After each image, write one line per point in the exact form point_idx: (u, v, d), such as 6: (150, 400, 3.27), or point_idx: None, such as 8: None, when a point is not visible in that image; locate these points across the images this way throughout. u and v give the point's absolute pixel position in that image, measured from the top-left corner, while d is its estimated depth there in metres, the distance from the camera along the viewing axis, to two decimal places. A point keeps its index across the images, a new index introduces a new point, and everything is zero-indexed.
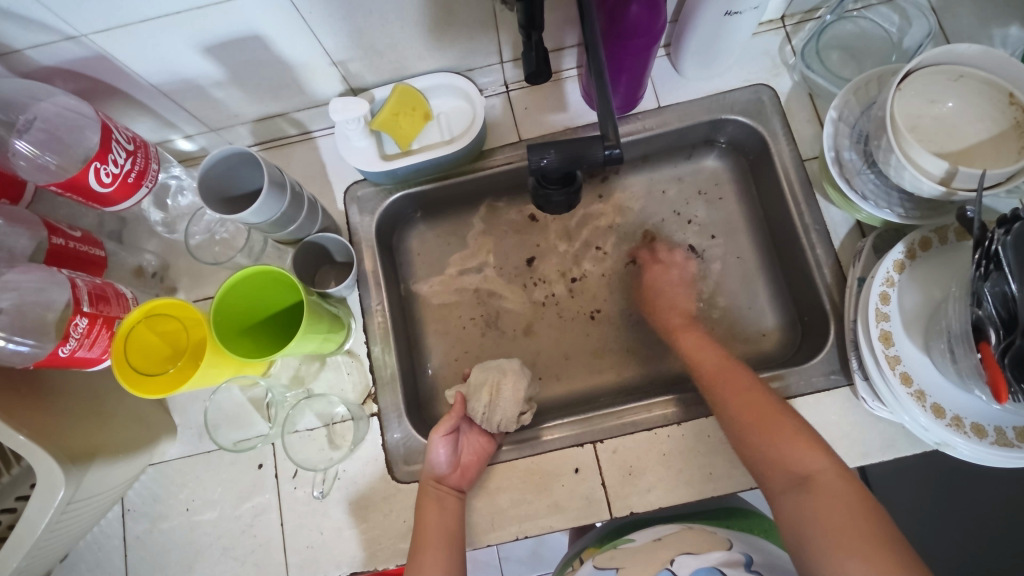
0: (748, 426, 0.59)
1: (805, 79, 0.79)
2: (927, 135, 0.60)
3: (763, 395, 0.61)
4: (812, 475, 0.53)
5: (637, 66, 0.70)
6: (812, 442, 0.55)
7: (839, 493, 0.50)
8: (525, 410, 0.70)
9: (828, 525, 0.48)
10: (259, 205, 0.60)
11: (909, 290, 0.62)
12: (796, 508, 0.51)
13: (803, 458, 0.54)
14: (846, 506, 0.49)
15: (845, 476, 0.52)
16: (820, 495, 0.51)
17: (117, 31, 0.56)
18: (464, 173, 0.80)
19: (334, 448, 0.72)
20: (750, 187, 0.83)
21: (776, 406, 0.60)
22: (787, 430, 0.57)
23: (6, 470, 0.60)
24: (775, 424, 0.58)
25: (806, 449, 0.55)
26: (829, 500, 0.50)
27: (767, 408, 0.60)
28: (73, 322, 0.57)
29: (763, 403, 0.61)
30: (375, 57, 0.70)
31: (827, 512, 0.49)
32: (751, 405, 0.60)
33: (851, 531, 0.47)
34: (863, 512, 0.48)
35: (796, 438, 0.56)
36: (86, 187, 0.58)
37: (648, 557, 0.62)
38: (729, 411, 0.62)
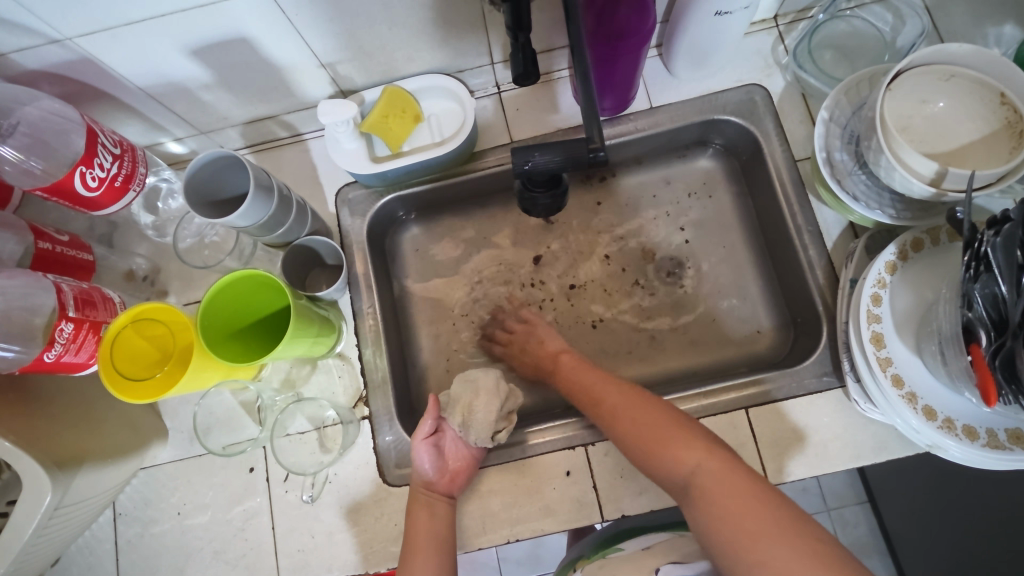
0: (630, 442, 0.58)
1: (797, 79, 0.78)
2: (917, 135, 0.60)
3: (637, 408, 0.60)
4: (694, 479, 0.51)
5: (627, 68, 0.69)
6: (692, 440, 0.54)
7: (724, 491, 0.49)
8: (501, 428, 0.69)
9: (724, 532, 0.47)
10: (245, 209, 0.60)
11: (901, 291, 0.62)
12: (695, 517, 0.50)
13: (685, 463, 0.53)
14: (738, 506, 0.47)
15: (727, 469, 0.51)
16: (707, 499, 0.49)
17: (102, 34, 0.56)
18: (455, 174, 0.79)
19: (324, 451, 0.71)
20: (743, 188, 0.83)
21: (657, 414, 0.58)
22: (667, 433, 0.56)
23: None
24: (656, 430, 0.57)
25: (685, 450, 0.53)
26: (716, 503, 0.48)
27: (647, 415, 0.59)
28: (59, 327, 0.57)
29: (642, 410, 0.60)
30: (364, 59, 0.70)
31: (720, 517, 0.48)
32: (629, 419, 0.59)
33: (750, 534, 0.45)
34: (760, 508, 0.47)
35: (674, 440, 0.55)
36: (72, 191, 0.58)
37: (636, 565, 0.62)
38: (613, 431, 0.61)
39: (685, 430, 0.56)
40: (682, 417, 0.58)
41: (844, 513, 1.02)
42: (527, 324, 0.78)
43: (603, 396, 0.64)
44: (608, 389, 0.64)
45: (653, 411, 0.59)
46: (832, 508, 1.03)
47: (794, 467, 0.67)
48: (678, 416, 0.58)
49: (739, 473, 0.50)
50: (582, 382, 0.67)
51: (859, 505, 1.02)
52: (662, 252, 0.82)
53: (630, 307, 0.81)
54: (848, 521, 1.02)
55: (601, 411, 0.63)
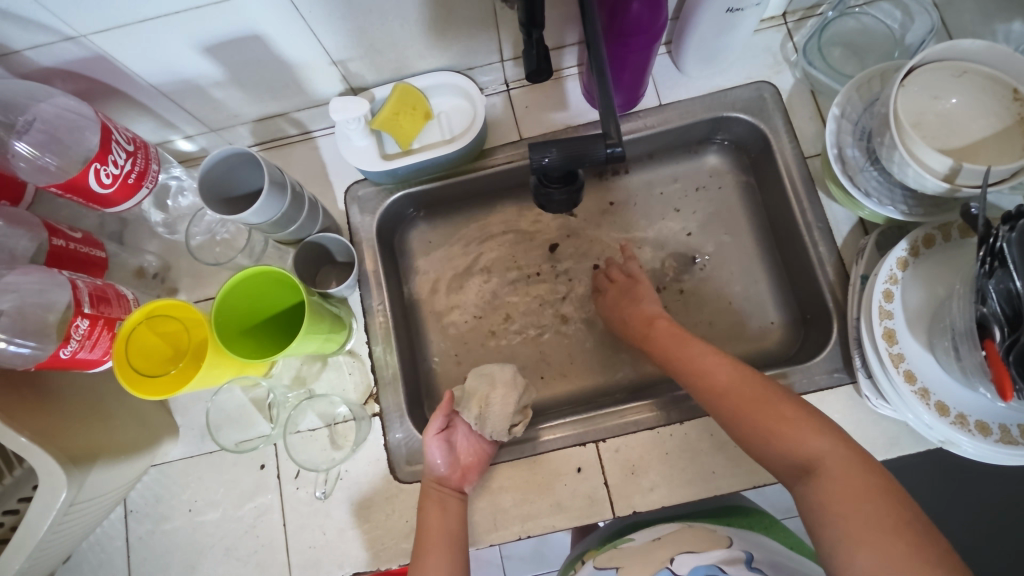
0: (739, 415, 0.58)
1: (806, 76, 0.78)
2: (930, 131, 0.60)
3: (752, 383, 0.59)
4: (817, 463, 0.52)
5: (638, 65, 0.69)
6: (814, 425, 0.54)
7: (850, 480, 0.49)
8: (518, 422, 0.69)
9: (844, 517, 0.48)
10: (260, 206, 0.60)
11: (912, 288, 0.62)
12: (808, 497, 0.51)
13: (802, 444, 0.53)
14: (863, 494, 0.48)
15: (853, 459, 0.51)
16: (830, 484, 0.50)
17: (116, 31, 0.56)
18: (465, 172, 0.79)
19: (336, 448, 0.72)
20: (751, 184, 0.83)
21: (773, 391, 0.58)
22: (786, 414, 0.55)
23: (8, 470, 0.60)
24: (773, 408, 0.56)
25: (807, 434, 0.54)
26: (840, 488, 0.49)
27: (761, 391, 0.58)
28: (75, 323, 0.57)
29: (755, 386, 0.59)
30: (376, 56, 0.70)
31: (841, 504, 0.48)
32: (741, 392, 0.59)
33: (872, 523, 0.46)
34: (884, 498, 0.48)
35: (794, 422, 0.55)
36: (86, 188, 0.58)
37: (649, 556, 0.62)
38: (717, 400, 0.60)
39: (806, 412, 0.56)
40: (797, 398, 0.58)
41: None
42: (631, 280, 0.75)
43: (708, 366, 0.63)
44: (713, 359, 0.63)
45: (769, 388, 0.58)
46: None
47: None
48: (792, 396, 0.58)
49: (865, 464, 0.50)
50: (679, 352, 0.66)
51: None
52: (671, 249, 0.83)
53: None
54: None
55: (703, 380, 0.62)
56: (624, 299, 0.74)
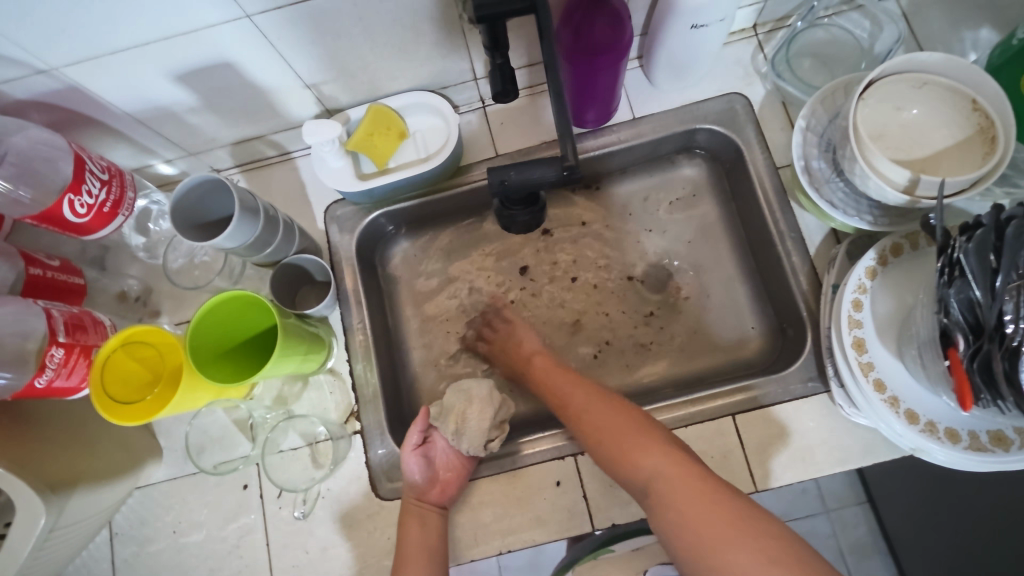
0: (595, 447, 0.61)
1: (777, 88, 0.79)
2: (892, 143, 0.61)
3: (608, 411, 0.63)
4: (654, 482, 0.55)
5: (606, 83, 0.70)
6: (651, 444, 0.58)
7: (682, 494, 0.52)
8: (494, 437, 0.70)
9: (687, 534, 0.50)
10: (231, 231, 0.61)
11: (882, 296, 0.63)
12: (657, 519, 0.54)
13: (648, 467, 0.56)
14: (695, 506, 0.51)
15: (684, 471, 0.54)
16: (668, 501, 0.53)
17: (88, 63, 0.57)
18: (442, 189, 0.80)
19: (317, 467, 0.72)
20: (726, 195, 0.84)
21: (623, 418, 0.61)
22: (630, 437, 0.59)
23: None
24: (618, 434, 0.60)
25: (644, 454, 0.57)
26: (675, 505, 0.52)
27: (611, 417, 0.62)
28: (49, 353, 0.57)
29: (606, 413, 0.63)
30: (348, 79, 0.71)
31: (679, 520, 0.51)
32: (592, 422, 0.63)
33: (710, 537, 0.49)
34: (714, 507, 0.51)
35: (638, 444, 0.58)
36: (61, 218, 0.60)
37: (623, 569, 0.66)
38: (582, 433, 0.63)
39: (646, 432, 0.59)
40: (645, 421, 0.61)
41: (843, 514, 1.02)
42: (510, 324, 0.79)
43: (567, 400, 0.67)
44: (571, 390, 0.67)
45: (615, 414, 0.62)
46: (832, 509, 1.03)
47: (782, 473, 0.67)
48: (644, 419, 0.62)
49: (694, 474, 0.54)
50: (549, 387, 0.69)
51: (858, 506, 1.02)
52: (647, 262, 0.83)
53: (617, 317, 0.82)
54: (848, 522, 1.02)
55: (567, 414, 0.66)
56: (514, 336, 0.77)
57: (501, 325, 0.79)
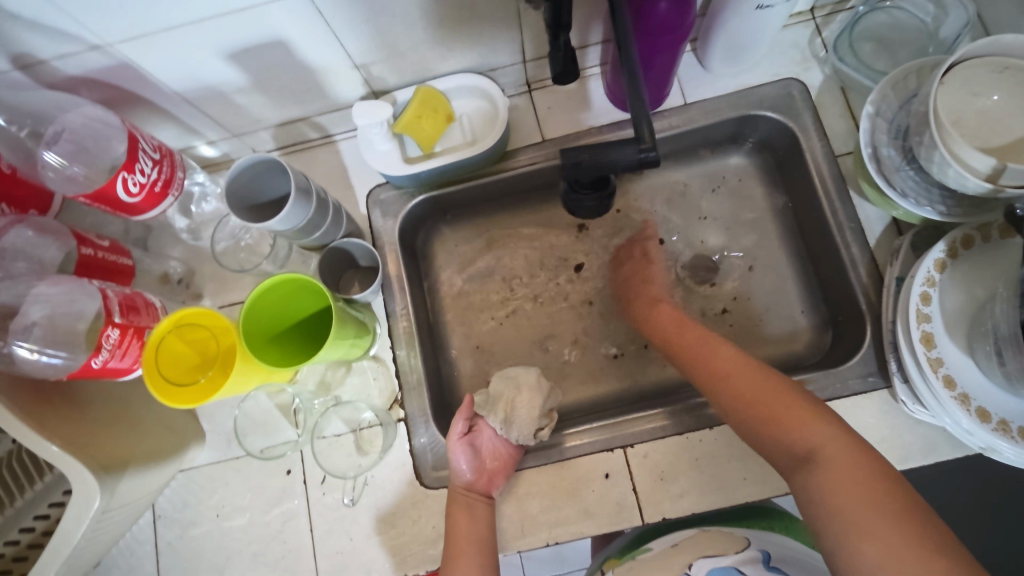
0: (741, 404, 0.58)
1: (836, 72, 0.76)
2: (970, 130, 0.58)
3: (760, 371, 0.60)
4: (814, 451, 0.52)
5: (665, 64, 0.68)
6: (815, 414, 0.54)
7: (850, 470, 0.49)
8: (543, 426, 0.69)
9: (846, 508, 0.48)
10: (286, 214, 0.60)
11: (951, 290, 0.61)
12: (805, 485, 0.51)
13: (804, 433, 0.53)
14: (860, 483, 0.48)
15: (852, 447, 0.51)
16: (829, 471, 0.50)
17: (141, 40, 0.56)
18: (486, 174, 0.79)
19: (362, 454, 0.71)
20: (778, 185, 0.81)
21: (778, 380, 0.58)
22: (785, 402, 0.56)
23: (8, 502, 0.60)
24: (774, 398, 0.57)
25: (803, 422, 0.54)
26: (835, 475, 0.50)
27: (759, 380, 0.59)
28: (105, 333, 0.57)
29: (756, 377, 0.59)
30: (397, 59, 0.69)
31: (841, 493, 0.49)
32: (740, 382, 0.59)
33: (871, 514, 0.46)
34: (883, 488, 0.48)
35: (795, 410, 0.55)
36: (113, 197, 0.58)
37: (666, 561, 0.63)
38: (721, 390, 0.60)
39: (805, 400, 0.56)
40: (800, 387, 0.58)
41: None
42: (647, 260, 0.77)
43: (708, 356, 0.63)
44: (714, 348, 0.64)
45: (770, 379, 0.59)
46: None
47: None
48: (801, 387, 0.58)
49: (863, 454, 0.50)
50: (684, 341, 0.67)
51: None
52: (694, 252, 0.81)
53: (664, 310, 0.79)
54: None
55: (704, 372, 0.63)
56: (642, 271, 0.76)
57: (632, 258, 0.78)
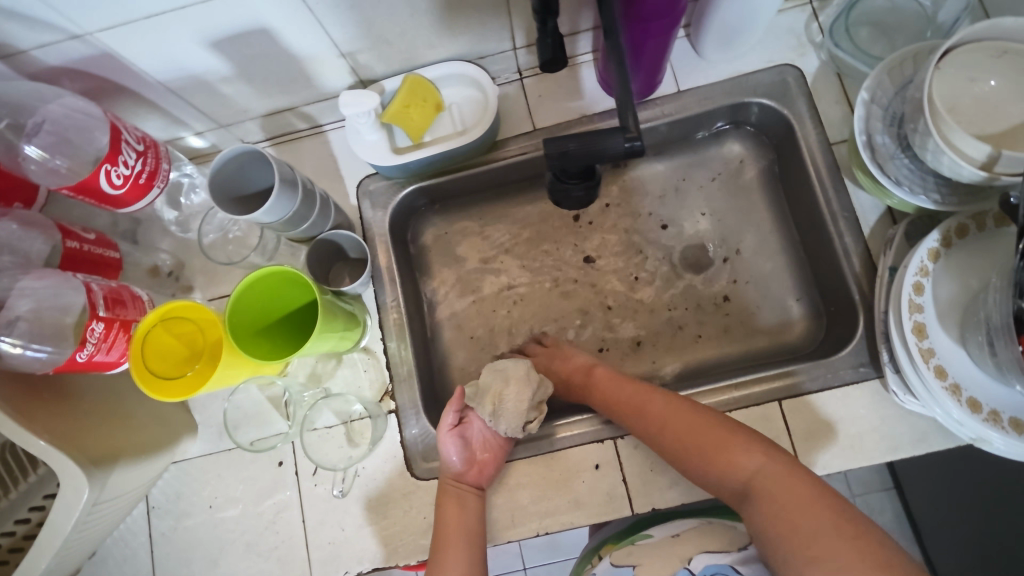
0: (678, 449, 0.60)
1: (832, 58, 0.75)
2: (967, 116, 0.57)
3: (692, 412, 0.61)
4: (754, 483, 0.55)
5: (657, 51, 0.67)
6: (747, 445, 0.57)
7: (788, 496, 0.52)
8: (532, 419, 0.69)
9: (792, 533, 0.51)
10: (270, 205, 0.59)
11: (944, 280, 0.60)
12: (754, 516, 0.54)
13: (741, 467, 0.56)
14: (801, 507, 0.51)
15: (786, 474, 0.54)
16: (771, 501, 0.53)
17: (121, 28, 0.55)
18: (476, 164, 0.78)
19: (353, 446, 0.71)
20: (772, 174, 0.80)
21: (709, 419, 0.60)
22: (718, 439, 0.58)
23: (5, 493, 0.60)
24: (706, 437, 0.58)
25: (739, 455, 0.57)
26: (775, 503, 0.52)
27: (691, 422, 0.60)
28: (90, 327, 0.57)
29: (690, 417, 0.61)
30: (384, 47, 0.68)
31: (786, 520, 0.51)
32: (674, 425, 0.61)
33: (812, 536, 0.50)
34: (821, 506, 0.51)
35: (728, 446, 0.57)
36: (98, 189, 0.58)
37: (666, 555, 0.62)
38: (659, 439, 0.61)
39: (736, 435, 0.58)
40: (730, 420, 0.60)
41: (869, 500, 0.97)
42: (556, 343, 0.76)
43: (641, 402, 0.64)
44: (646, 399, 0.64)
45: (699, 419, 0.60)
46: (857, 495, 0.98)
47: (827, 460, 0.65)
48: (729, 420, 0.60)
49: (797, 476, 0.54)
50: (617, 395, 0.66)
51: (884, 492, 0.97)
52: (687, 242, 0.81)
53: (662, 300, 0.79)
54: (874, 509, 0.97)
55: (643, 421, 0.63)
56: (556, 360, 0.74)
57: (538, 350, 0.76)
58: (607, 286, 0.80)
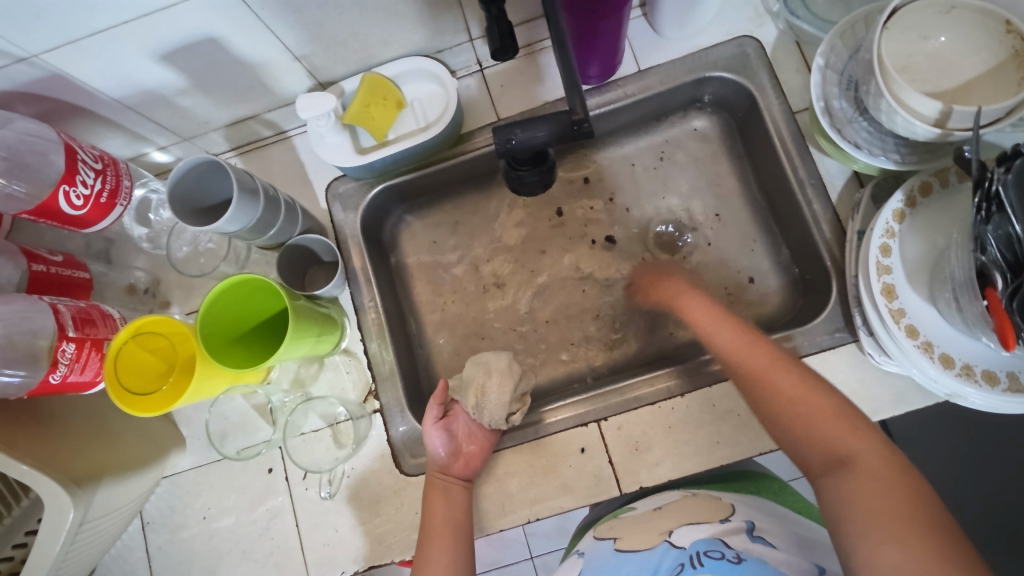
0: (773, 401, 0.56)
1: (790, 27, 0.74)
2: (919, 75, 0.57)
3: (801, 371, 0.56)
4: (847, 458, 0.50)
5: (610, 34, 0.67)
6: (854, 419, 0.52)
7: (877, 480, 0.47)
8: (515, 410, 0.69)
9: (865, 514, 0.46)
10: (231, 214, 0.59)
11: (911, 240, 0.60)
12: (833, 491, 0.49)
13: (838, 439, 0.51)
14: (889, 494, 0.46)
15: (891, 459, 0.48)
16: (864, 482, 0.47)
17: (66, 48, 0.55)
18: (443, 159, 0.77)
19: (339, 447, 0.72)
20: (740, 147, 0.80)
21: (816, 384, 0.55)
22: (821, 406, 0.53)
23: (8, 510, 0.61)
24: (810, 398, 0.54)
25: (843, 428, 0.51)
26: (862, 481, 0.47)
27: (800, 381, 0.56)
28: (60, 349, 0.57)
29: (797, 376, 0.56)
30: (338, 48, 0.68)
31: (867, 501, 0.46)
32: (776, 378, 0.56)
33: (888, 516, 0.45)
34: (913, 502, 0.45)
35: (827, 416, 0.52)
36: (58, 211, 0.58)
37: (648, 528, 0.62)
38: (759, 390, 0.57)
39: (848, 410, 0.53)
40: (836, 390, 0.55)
41: None
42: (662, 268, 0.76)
43: (743, 354, 0.60)
44: (754, 347, 0.60)
45: (810, 382, 0.55)
46: None
47: None
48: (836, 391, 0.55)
49: (896, 467, 0.48)
50: (721, 338, 0.63)
51: None
52: (661, 220, 0.81)
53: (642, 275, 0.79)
54: None
55: (742, 367, 0.59)
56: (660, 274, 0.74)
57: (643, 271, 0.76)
58: (586, 266, 0.81)
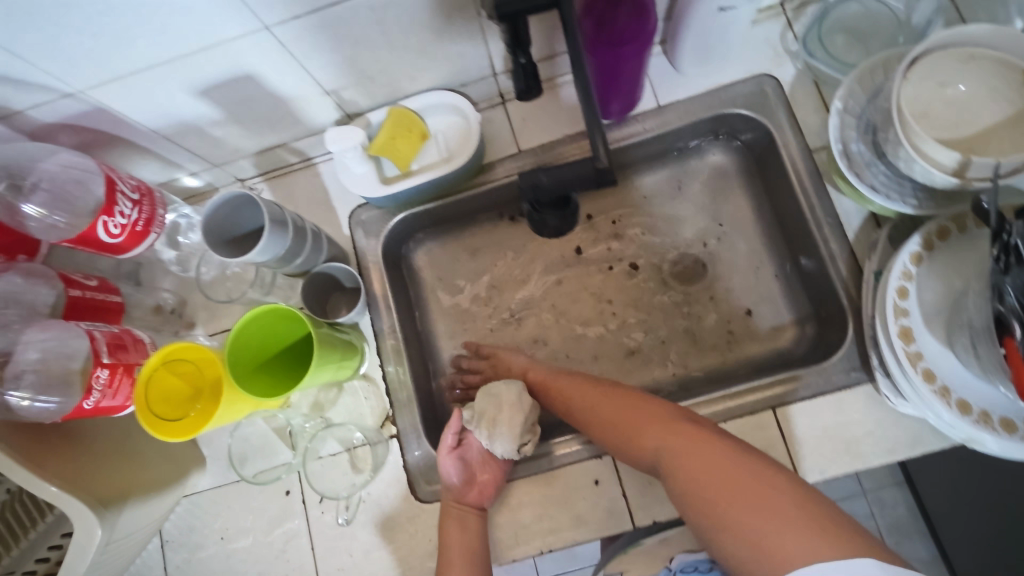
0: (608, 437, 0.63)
1: (809, 67, 0.75)
2: (937, 121, 0.58)
3: (614, 396, 0.64)
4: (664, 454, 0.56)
5: (632, 73, 0.69)
6: (660, 418, 0.59)
7: (690, 459, 0.53)
8: (527, 441, 0.69)
9: (697, 499, 0.51)
10: (263, 244, 0.61)
11: (928, 283, 0.60)
12: (669, 492, 0.54)
13: (654, 441, 0.57)
14: (705, 473, 0.51)
15: (696, 438, 0.55)
16: (681, 467, 0.53)
17: (112, 85, 0.58)
18: (464, 190, 0.79)
19: (356, 472, 0.73)
20: (757, 182, 0.81)
21: (630, 399, 0.62)
22: (634, 417, 0.60)
23: (32, 527, 0.62)
24: (633, 412, 0.61)
25: (651, 430, 0.58)
26: (681, 466, 0.53)
27: (616, 404, 0.63)
28: (95, 374, 0.59)
29: (612, 403, 0.63)
30: (366, 82, 0.70)
31: (692, 484, 0.52)
32: (598, 413, 0.64)
33: (715, 494, 0.50)
34: (728, 472, 0.51)
35: (641, 424, 0.59)
36: (96, 240, 0.60)
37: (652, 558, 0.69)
38: (594, 429, 0.64)
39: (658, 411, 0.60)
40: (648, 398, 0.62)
41: (882, 496, 0.97)
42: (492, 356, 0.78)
43: (573, 399, 0.68)
44: (574, 393, 0.68)
45: (623, 401, 0.63)
46: (869, 491, 0.97)
47: (824, 466, 0.66)
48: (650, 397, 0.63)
49: (700, 441, 0.54)
50: (554, 388, 0.70)
51: (897, 488, 0.97)
52: (678, 252, 0.82)
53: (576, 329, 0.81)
54: (886, 504, 0.96)
55: (575, 413, 0.67)
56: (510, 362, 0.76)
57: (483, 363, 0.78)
58: (604, 288, 0.82)
